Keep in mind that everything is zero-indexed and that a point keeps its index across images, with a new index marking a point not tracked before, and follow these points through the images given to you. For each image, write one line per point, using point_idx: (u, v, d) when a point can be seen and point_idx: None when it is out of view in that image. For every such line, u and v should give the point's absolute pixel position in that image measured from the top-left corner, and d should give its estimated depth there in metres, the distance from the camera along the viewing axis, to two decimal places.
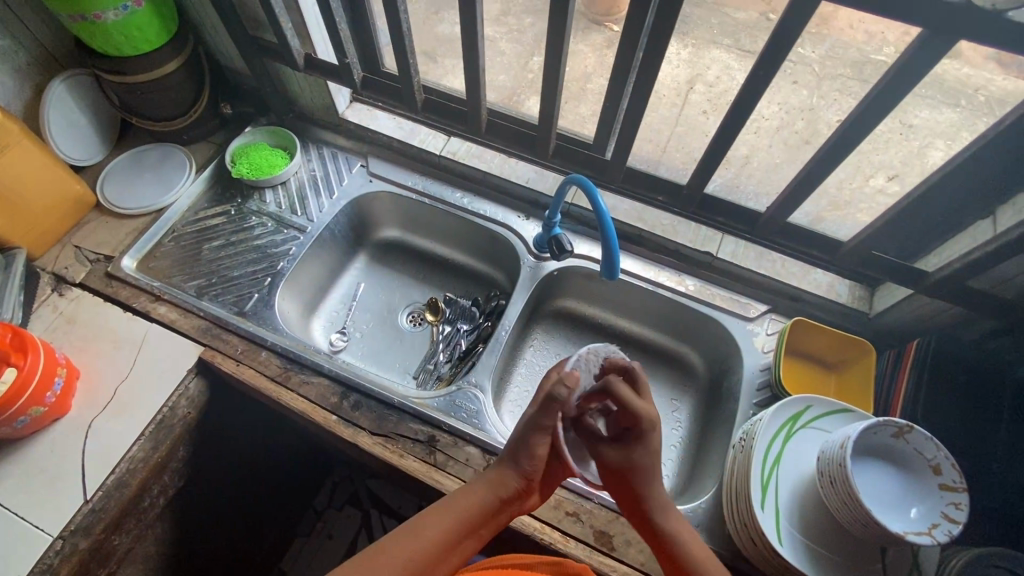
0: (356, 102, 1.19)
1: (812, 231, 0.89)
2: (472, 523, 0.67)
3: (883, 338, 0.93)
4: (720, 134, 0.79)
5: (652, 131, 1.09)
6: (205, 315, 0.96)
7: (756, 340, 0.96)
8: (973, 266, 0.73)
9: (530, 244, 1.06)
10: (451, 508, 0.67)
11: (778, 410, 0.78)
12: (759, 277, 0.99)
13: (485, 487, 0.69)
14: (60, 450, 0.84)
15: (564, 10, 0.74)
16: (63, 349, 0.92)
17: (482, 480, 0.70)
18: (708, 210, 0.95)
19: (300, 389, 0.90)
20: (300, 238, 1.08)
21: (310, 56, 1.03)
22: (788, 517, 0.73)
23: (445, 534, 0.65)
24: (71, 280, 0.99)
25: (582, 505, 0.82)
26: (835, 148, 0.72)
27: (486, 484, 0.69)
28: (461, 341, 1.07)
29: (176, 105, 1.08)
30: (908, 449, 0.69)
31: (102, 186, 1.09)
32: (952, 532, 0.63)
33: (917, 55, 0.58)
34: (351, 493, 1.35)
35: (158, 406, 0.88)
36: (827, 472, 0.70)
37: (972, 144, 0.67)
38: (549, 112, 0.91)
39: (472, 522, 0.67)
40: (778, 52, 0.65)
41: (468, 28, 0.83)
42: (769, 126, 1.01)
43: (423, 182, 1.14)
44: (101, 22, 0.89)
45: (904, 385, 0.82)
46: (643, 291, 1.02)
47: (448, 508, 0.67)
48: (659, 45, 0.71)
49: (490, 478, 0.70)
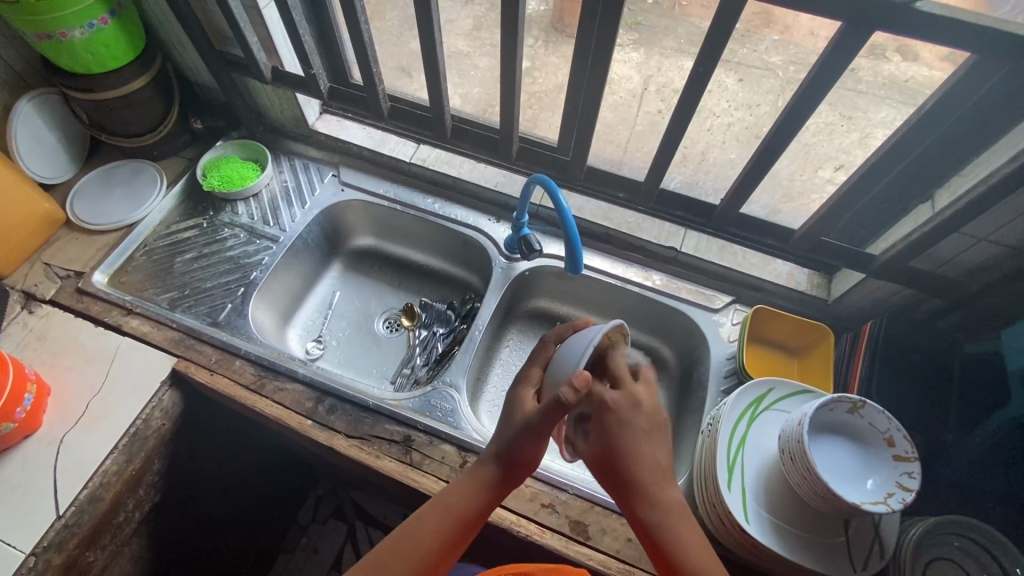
0: (326, 113, 1.21)
1: (768, 222, 0.93)
2: (461, 522, 0.64)
3: (841, 322, 0.97)
4: (671, 130, 0.82)
5: (611, 134, 1.15)
6: (178, 326, 0.97)
7: (721, 330, 0.99)
8: (914, 247, 0.77)
9: (501, 245, 1.08)
10: (437, 512, 0.65)
11: (740, 393, 0.80)
12: (721, 269, 1.03)
13: (470, 486, 0.66)
14: (31, 466, 0.83)
15: (516, 16, 0.77)
16: (33, 366, 0.91)
17: (466, 477, 0.67)
18: (668, 206, 0.98)
19: (275, 395, 0.91)
20: (273, 248, 1.09)
21: (278, 69, 1.05)
22: (755, 496, 0.75)
23: (432, 540, 0.63)
24: (41, 297, 0.99)
25: (558, 496, 0.83)
26: (777, 139, 0.75)
27: (471, 481, 0.66)
28: (437, 345, 1.09)
29: (145, 121, 1.09)
30: (863, 424, 0.71)
31: (72, 204, 1.09)
32: (906, 500, 0.65)
33: (839, 47, 0.62)
34: (335, 507, 1.34)
35: (131, 419, 0.87)
36: (788, 449, 0.72)
37: (899, 130, 0.71)
38: (511, 116, 0.94)
39: (461, 522, 0.64)
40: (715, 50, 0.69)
41: (426, 36, 0.86)
42: (721, 123, 1.04)
43: (394, 189, 1.16)
44: (67, 40, 0.90)
45: (860, 364, 0.85)
46: (612, 287, 1.05)
47: (432, 511, 0.65)
48: (606, 46, 0.75)
49: (475, 475, 0.66)
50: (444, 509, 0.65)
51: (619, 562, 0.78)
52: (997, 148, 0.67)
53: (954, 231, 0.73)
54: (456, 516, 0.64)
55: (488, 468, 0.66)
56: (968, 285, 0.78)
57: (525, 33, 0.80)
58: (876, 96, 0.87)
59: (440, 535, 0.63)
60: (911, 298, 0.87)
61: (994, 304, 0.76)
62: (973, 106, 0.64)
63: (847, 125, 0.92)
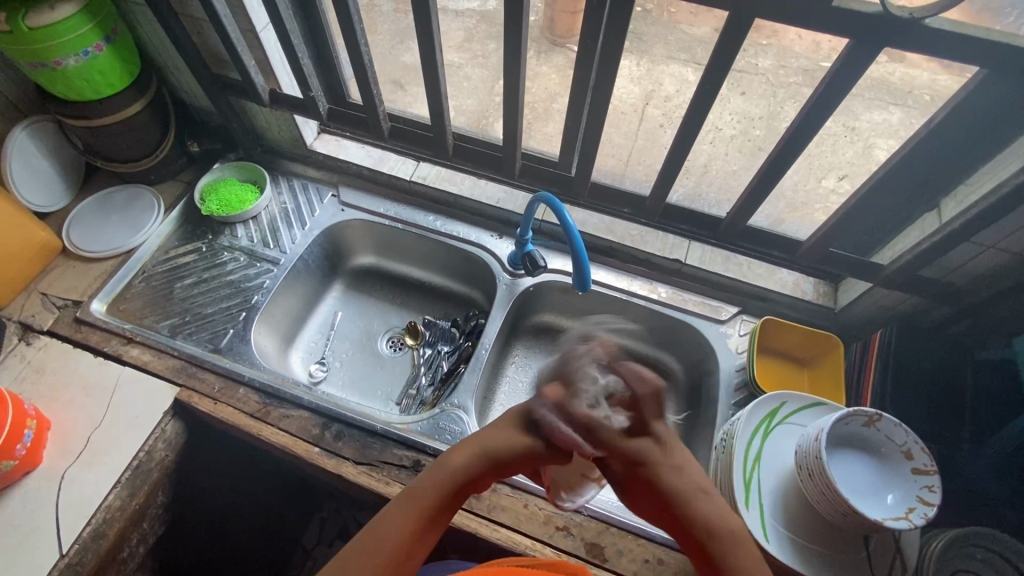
0: (324, 133, 1.20)
1: (773, 233, 0.92)
2: (425, 526, 0.53)
3: (849, 331, 0.97)
4: (677, 146, 0.81)
5: (612, 146, 1.14)
6: (180, 354, 0.95)
7: (729, 341, 0.99)
8: (923, 257, 0.77)
9: (504, 262, 1.07)
10: (392, 512, 0.52)
11: (753, 408, 0.79)
12: (727, 280, 1.02)
13: (445, 473, 0.54)
14: (32, 504, 0.81)
15: (518, 36, 0.77)
16: (32, 400, 0.89)
17: (432, 469, 0.55)
18: (673, 219, 0.97)
19: (281, 423, 0.89)
20: (274, 271, 1.08)
21: (275, 91, 1.04)
22: (773, 514, 0.74)
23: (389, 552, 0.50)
24: (39, 328, 0.97)
25: (572, 518, 0.82)
26: (785, 152, 0.75)
27: (445, 471, 0.54)
28: (443, 363, 1.07)
29: (142, 146, 1.08)
30: (879, 437, 0.71)
31: (69, 231, 1.07)
32: (928, 515, 0.64)
33: (846, 63, 0.62)
34: (340, 528, 1.29)
35: (134, 451, 0.86)
36: (805, 465, 0.71)
37: (908, 142, 0.71)
38: (513, 134, 0.93)
39: (425, 522, 0.53)
40: (721, 67, 0.68)
41: (427, 56, 0.85)
42: (723, 136, 1.07)
43: (395, 208, 1.15)
44: (62, 68, 0.88)
45: (872, 373, 0.85)
46: (618, 301, 1.04)
47: (394, 510, 0.53)
48: (611, 65, 0.75)
49: (447, 466, 0.54)
50: (402, 507, 0.53)
51: None
52: (1005, 157, 0.67)
53: (963, 240, 0.73)
54: (421, 519, 0.52)
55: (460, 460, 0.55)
56: (977, 293, 0.78)
57: (526, 52, 0.80)
58: (866, 99, 0.94)
59: (403, 536, 0.51)
60: (920, 306, 0.86)
61: (1006, 311, 0.76)
62: (982, 117, 0.64)
63: (851, 136, 0.97)
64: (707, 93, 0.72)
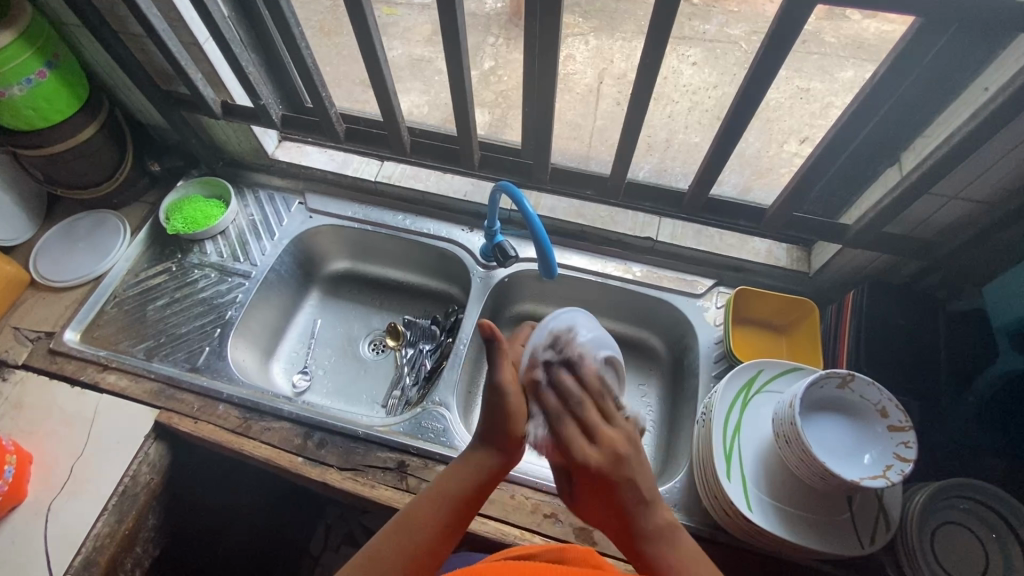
0: (285, 141, 1.19)
1: (739, 203, 0.90)
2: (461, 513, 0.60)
3: (825, 294, 0.97)
4: (629, 124, 0.78)
5: (575, 128, 1.13)
6: (157, 377, 0.95)
7: (707, 314, 0.98)
8: (886, 213, 0.76)
9: (477, 255, 1.07)
10: (431, 498, 0.60)
11: (729, 379, 0.79)
12: (699, 253, 1.02)
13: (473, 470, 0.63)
14: (20, 538, 0.82)
15: (456, 23, 0.74)
16: (11, 436, 0.89)
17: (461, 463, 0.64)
18: (637, 198, 0.95)
19: (262, 436, 0.89)
20: (245, 284, 1.07)
21: (227, 103, 1.03)
22: (755, 483, 0.74)
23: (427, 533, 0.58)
24: (14, 362, 0.97)
25: (559, 504, 0.82)
26: (737, 120, 0.73)
27: (471, 469, 0.63)
28: (425, 362, 1.07)
29: (100, 169, 1.06)
30: (853, 397, 0.70)
31: (36, 263, 1.07)
32: (904, 471, 0.64)
33: (785, 22, 0.60)
34: (346, 532, 1.25)
35: (118, 477, 0.85)
36: (781, 432, 0.71)
37: (855, 99, 0.69)
38: (468, 127, 0.91)
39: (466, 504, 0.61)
40: (660, 38, 0.65)
41: (369, 53, 0.83)
42: (681, 108, 1.07)
43: (364, 210, 1.14)
44: (6, 98, 0.87)
45: (847, 338, 0.83)
46: (593, 283, 1.04)
47: (437, 494, 0.61)
48: (552, 46, 0.72)
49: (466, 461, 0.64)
50: (441, 495, 0.61)
51: (627, 563, 0.77)
52: (957, 107, 0.66)
53: (926, 192, 0.72)
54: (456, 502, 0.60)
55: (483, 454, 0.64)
56: (945, 245, 0.77)
57: (467, 40, 0.78)
58: None
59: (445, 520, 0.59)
60: (891, 263, 0.86)
61: (973, 261, 0.76)
62: (927, 67, 0.63)
63: (806, 96, 1.03)
64: (649, 67, 0.69)
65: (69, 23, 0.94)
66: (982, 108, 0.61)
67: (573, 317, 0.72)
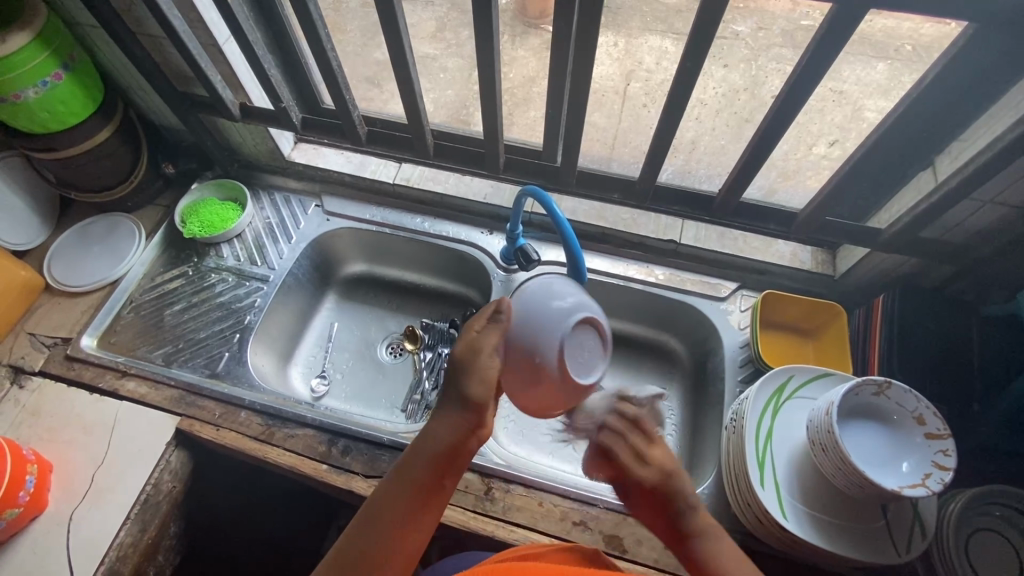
0: (301, 142, 1.18)
1: (767, 206, 0.89)
2: (434, 481, 0.59)
3: (850, 297, 0.96)
4: (662, 128, 0.77)
5: (597, 129, 1.11)
6: (176, 383, 0.93)
7: (731, 318, 0.98)
8: (921, 218, 0.75)
9: (498, 258, 1.06)
10: (400, 471, 0.59)
11: (761, 385, 0.78)
12: (724, 257, 1.01)
13: (437, 442, 0.60)
14: (42, 549, 0.80)
15: (489, 26, 0.73)
16: (31, 444, 0.88)
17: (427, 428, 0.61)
18: (664, 201, 0.93)
19: (286, 444, 0.88)
20: (263, 288, 1.06)
21: (246, 105, 1.01)
22: (789, 491, 0.73)
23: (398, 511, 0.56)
24: (30, 369, 0.96)
25: (588, 511, 0.81)
26: (774, 123, 0.72)
27: (444, 428, 0.60)
28: (445, 366, 1.06)
29: (114, 172, 1.05)
30: (890, 404, 0.70)
31: (50, 268, 1.05)
32: (944, 480, 0.64)
33: (832, 26, 0.59)
34: None
35: (140, 486, 0.84)
36: (818, 439, 0.70)
37: (900, 102, 0.68)
38: (494, 130, 0.90)
39: (430, 475, 0.59)
40: (702, 41, 0.64)
41: (397, 56, 0.82)
42: (709, 110, 1.06)
43: (381, 213, 1.13)
44: (23, 101, 0.86)
45: (877, 342, 0.83)
46: (615, 287, 1.03)
47: (411, 460, 0.59)
48: (587, 49, 0.71)
49: (437, 422, 0.60)
50: (408, 466, 0.59)
51: (658, 571, 0.77)
52: (999, 111, 0.65)
53: (964, 198, 0.71)
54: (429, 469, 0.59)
55: (462, 414, 0.60)
56: (978, 250, 0.77)
57: (499, 44, 0.77)
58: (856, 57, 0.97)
59: (410, 497, 0.57)
60: (921, 267, 0.85)
61: (1008, 265, 0.75)
62: (972, 71, 0.62)
63: (839, 99, 1.00)
64: (688, 72, 0.68)
65: (84, 24, 0.92)
66: None
67: (556, 289, 0.66)
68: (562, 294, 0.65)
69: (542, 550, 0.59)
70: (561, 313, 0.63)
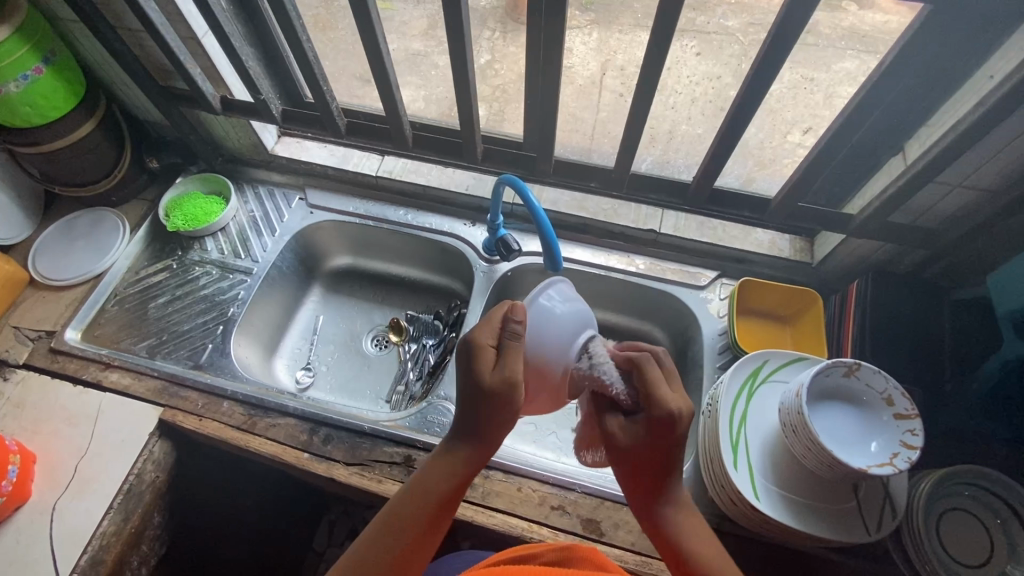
0: (285, 136, 1.18)
1: (742, 193, 0.90)
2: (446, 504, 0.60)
3: (828, 284, 0.97)
4: (633, 116, 0.78)
5: (577, 121, 1.13)
6: (159, 375, 0.94)
7: (710, 306, 0.98)
8: (890, 202, 0.76)
9: (480, 249, 1.06)
10: (414, 496, 0.59)
11: (735, 370, 0.79)
12: (703, 245, 1.02)
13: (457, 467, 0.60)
14: (25, 538, 0.81)
15: (459, 15, 0.74)
16: (14, 436, 0.89)
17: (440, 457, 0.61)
18: (641, 189, 0.94)
19: (268, 433, 0.89)
20: (247, 281, 1.06)
21: (226, 98, 1.02)
22: (762, 473, 0.74)
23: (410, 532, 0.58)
24: (15, 362, 0.96)
25: (567, 496, 0.82)
26: (742, 109, 0.73)
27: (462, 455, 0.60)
28: (429, 357, 1.07)
29: (98, 167, 1.05)
30: (860, 385, 0.71)
31: (34, 262, 1.06)
32: (911, 459, 0.65)
33: (793, 11, 0.59)
34: (350, 528, 1.23)
35: (123, 476, 0.85)
36: (789, 421, 0.71)
37: (864, 86, 0.69)
38: (471, 121, 0.91)
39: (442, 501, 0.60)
40: (666, 28, 0.65)
41: (372, 46, 0.82)
42: (686, 99, 1.07)
43: (364, 205, 1.13)
44: (3, 95, 0.86)
45: (851, 325, 0.84)
46: (596, 277, 1.04)
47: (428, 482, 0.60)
48: (556, 37, 0.72)
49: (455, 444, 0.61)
50: (425, 491, 0.59)
51: (635, 554, 0.78)
52: (963, 93, 0.66)
53: (930, 181, 0.72)
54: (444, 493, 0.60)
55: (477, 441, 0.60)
56: (948, 234, 0.77)
57: (470, 34, 0.77)
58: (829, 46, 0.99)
59: (420, 524, 0.58)
60: (895, 253, 0.86)
61: (978, 249, 0.76)
62: (931, 56, 0.63)
63: (811, 86, 1.03)
64: (655, 59, 0.69)
65: (63, 18, 0.93)
66: (988, 95, 0.61)
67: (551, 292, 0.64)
68: (549, 295, 0.64)
69: (543, 550, 0.61)
70: (566, 326, 0.62)
